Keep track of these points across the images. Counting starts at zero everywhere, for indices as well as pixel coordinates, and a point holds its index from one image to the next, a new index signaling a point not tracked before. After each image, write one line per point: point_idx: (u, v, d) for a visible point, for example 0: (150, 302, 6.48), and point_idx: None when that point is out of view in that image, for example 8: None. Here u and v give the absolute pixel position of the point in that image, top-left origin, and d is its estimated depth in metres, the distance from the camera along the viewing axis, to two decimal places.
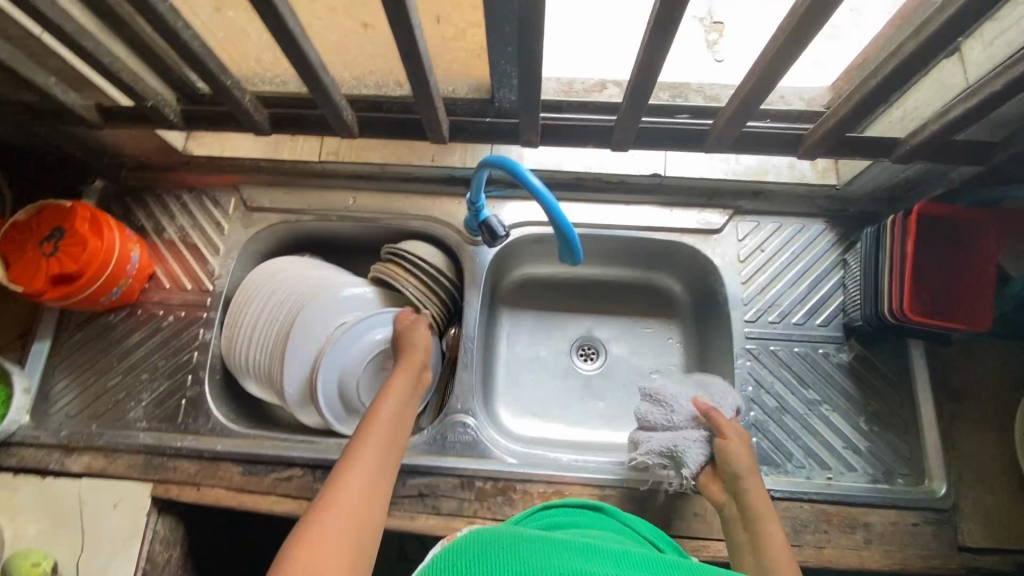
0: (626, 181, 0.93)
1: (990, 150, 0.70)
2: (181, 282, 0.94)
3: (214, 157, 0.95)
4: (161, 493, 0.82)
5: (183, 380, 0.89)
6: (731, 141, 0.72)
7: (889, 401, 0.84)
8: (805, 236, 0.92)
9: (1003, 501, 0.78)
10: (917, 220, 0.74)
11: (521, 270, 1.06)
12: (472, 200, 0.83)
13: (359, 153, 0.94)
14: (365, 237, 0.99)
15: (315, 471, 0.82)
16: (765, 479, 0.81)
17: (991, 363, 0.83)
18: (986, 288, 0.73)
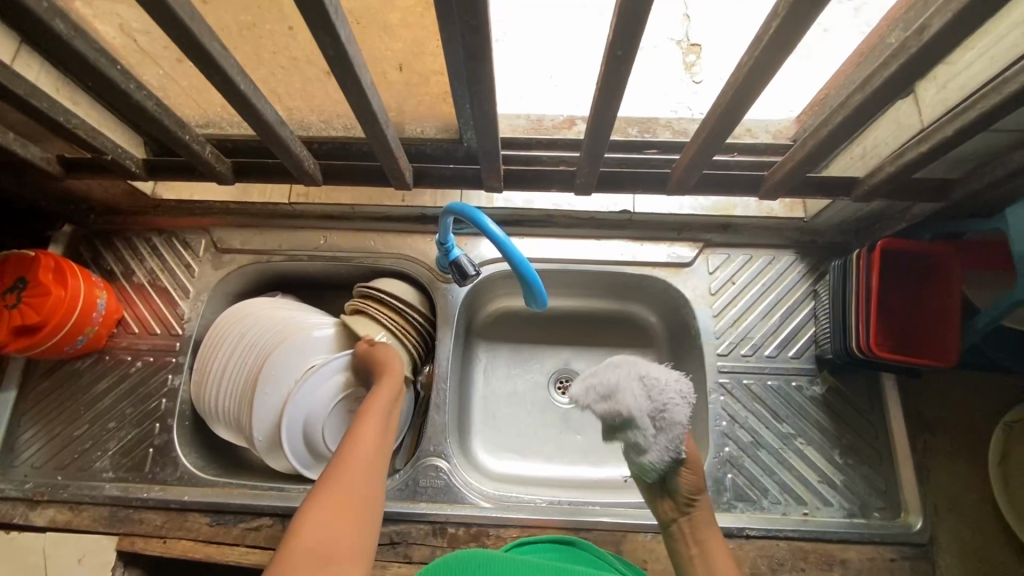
0: (595, 218, 0.94)
1: (948, 186, 0.71)
2: (150, 326, 0.93)
3: (184, 200, 0.96)
4: (127, 547, 0.80)
5: (151, 427, 0.87)
6: (692, 183, 0.72)
7: (863, 433, 0.84)
8: (775, 268, 0.93)
9: (979, 532, 0.78)
10: (879, 255, 0.74)
11: (496, 303, 1.06)
12: (440, 241, 0.83)
13: (327, 195, 0.93)
14: (338, 276, 0.99)
15: (285, 519, 0.80)
16: (741, 516, 0.80)
17: (961, 392, 0.83)
18: (950, 323, 0.72)
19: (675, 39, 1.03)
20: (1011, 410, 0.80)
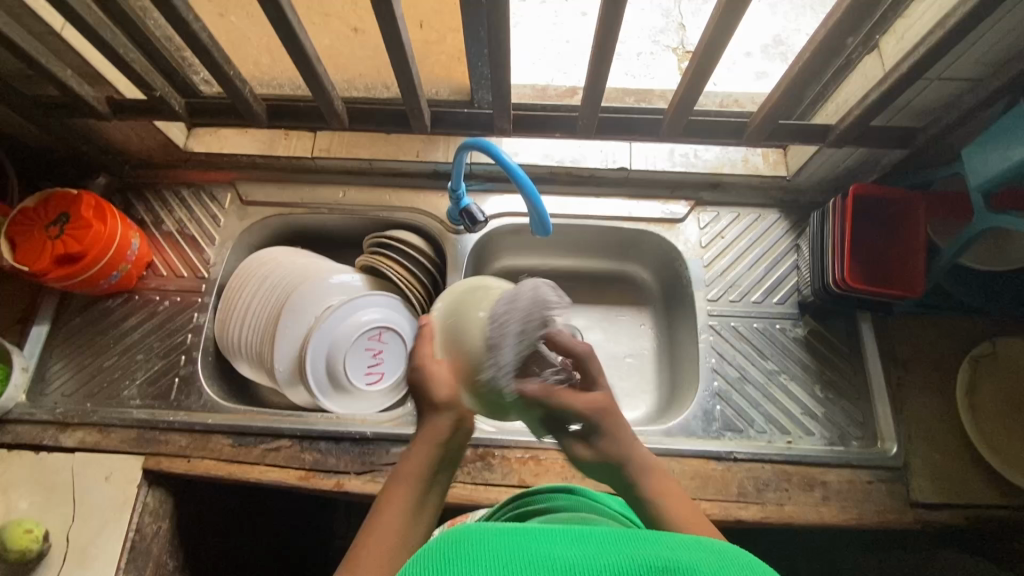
0: (595, 175, 1.01)
1: (912, 134, 0.79)
2: (177, 270, 1.00)
3: (213, 154, 1.02)
4: (152, 465, 0.85)
5: (176, 359, 0.93)
6: (682, 128, 0.80)
7: (842, 370, 0.90)
8: (762, 224, 1.00)
9: (950, 458, 0.84)
10: (853, 199, 0.82)
11: (502, 262, 1.11)
12: (452, 187, 0.89)
13: (348, 149, 1.01)
14: (353, 230, 1.06)
15: (303, 441, 0.86)
16: (729, 443, 0.86)
17: (932, 333, 0.90)
18: (913, 261, 0.80)
19: (672, 47, 1.10)
20: (977, 346, 0.87)
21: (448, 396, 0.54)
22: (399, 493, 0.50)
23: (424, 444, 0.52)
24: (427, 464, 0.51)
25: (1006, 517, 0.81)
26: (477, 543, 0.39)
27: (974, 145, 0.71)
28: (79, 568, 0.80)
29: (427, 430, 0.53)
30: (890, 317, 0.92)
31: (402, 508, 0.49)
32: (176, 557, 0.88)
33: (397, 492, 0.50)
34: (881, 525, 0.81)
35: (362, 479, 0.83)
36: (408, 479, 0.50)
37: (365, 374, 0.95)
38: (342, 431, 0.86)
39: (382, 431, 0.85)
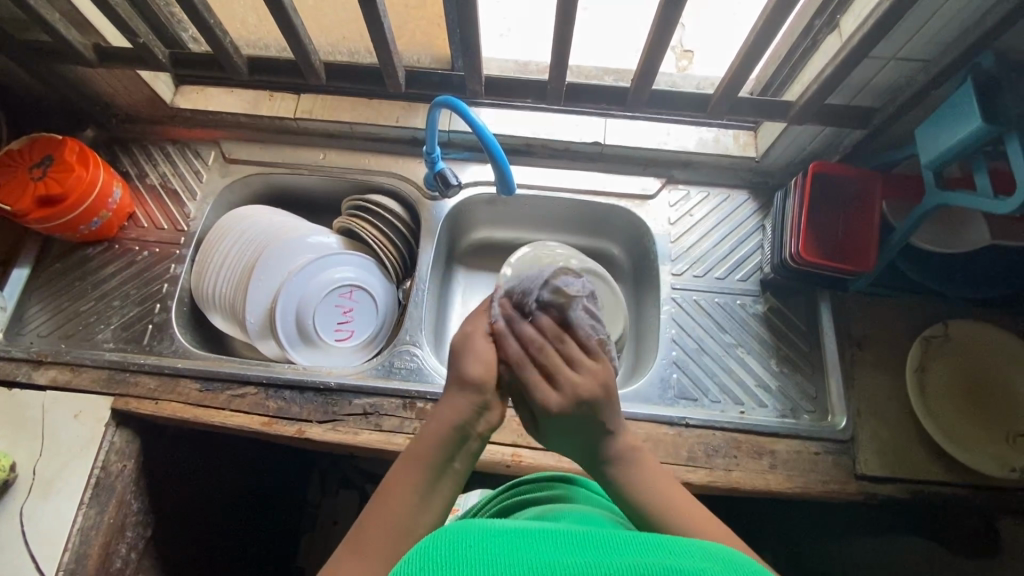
0: (570, 148, 1.04)
1: (871, 113, 0.81)
2: (157, 222, 1.02)
3: (199, 111, 1.05)
4: (121, 405, 0.87)
5: (151, 307, 0.96)
6: (647, 98, 0.83)
7: (798, 347, 0.93)
8: (730, 204, 1.02)
9: (898, 435, 0.86)
10: (811, 177, 0.85)
11: (478, 233, 1.13)
12: (426, 150, 0.92)
13: (329, 112, 1.03)
14: (333, 192, 1.08)
15: (268, 389, 0.88)
16: (683, 410, 0.88)
17: (888, 314, 0.93)
18: (867, 238, 0.83)
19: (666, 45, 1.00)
20: (929, 328, 0.89)
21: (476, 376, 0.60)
22: (415, 464, 0.56)
23: (442, 422, 0.58)
24: (445, 440, 0.57)
25: (950, 493, 0.83)
26: (481, 546, 0.42)
27: (928, 122, 0.74)
28: (43, 500, 0.82)
29: (449, 408, 0.59)
30: (847, 297, 0.94)
31: (424, 464, 0.56)
32: (139, 498, 0.90)
33: (412, 462, 0.56)
34: (825, 495, 0.83)
35: (323, 428, 0.85)
36: (426, 456, 0.56)
37: (335, 330, 0.97)
38: (307, 380, 0.88)
39: (346, 382, 0.88)
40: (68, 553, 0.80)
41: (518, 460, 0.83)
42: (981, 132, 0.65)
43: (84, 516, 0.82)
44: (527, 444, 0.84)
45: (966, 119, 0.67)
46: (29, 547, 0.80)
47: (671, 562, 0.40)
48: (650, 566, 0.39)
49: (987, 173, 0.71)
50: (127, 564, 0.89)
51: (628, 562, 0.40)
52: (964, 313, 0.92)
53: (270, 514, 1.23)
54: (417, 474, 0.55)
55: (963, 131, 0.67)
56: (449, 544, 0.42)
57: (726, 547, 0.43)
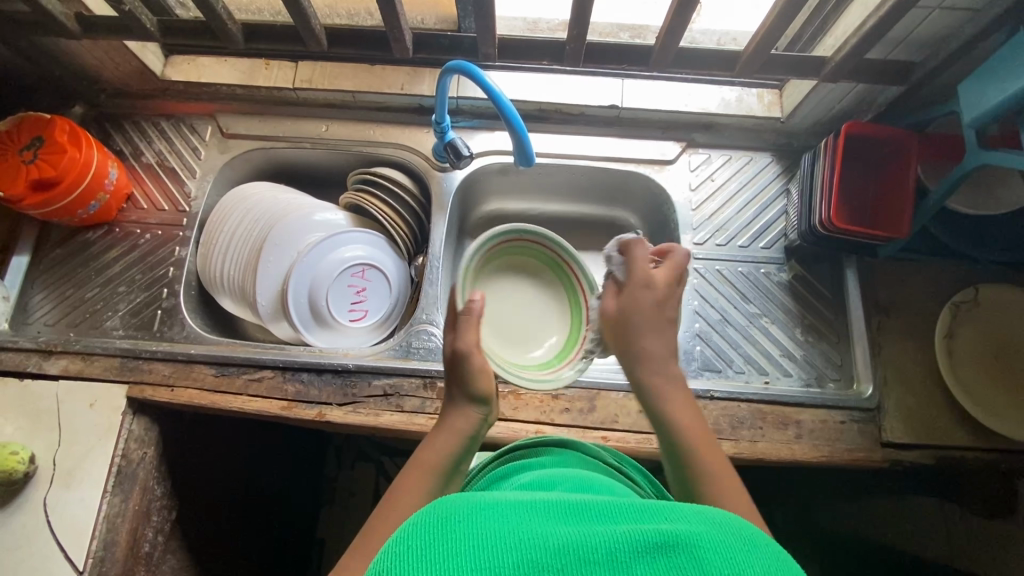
0: (585, 112, 0.99)
1: (910, 68, 0.76)
2: (158, 203, 0.98)
3: (192, 83, 0.99)
4: (136, 394, 0.86)
5: (159, 292, 0.93)
6: (672, 58, 0.78)
7: (823, 315, 0.91)
8: (753, 168, 0.99)
9: (924, 402, 0.85)
10: (844, 138, 0.81)
11: (490, 204, 1.10)
12: (436, 119, 0.87)
13: (330, 80, 0.98)
14: (338, 167, 1.04)
15: (284, 372, 0.86)
16: (707, 382, 0.87)
17: (917, 279, 0.90)
18: (901, 203, 0.80)
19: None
20: (960, 292, 0.87)
21: (485, 393, 0.64)
22: (418, 475, 0.58)
23: (463, 417, 0.63)
24: (450, 452, 0.60)
25: (974, 458, 0.83)
26: (471, 518, 0.40)
27: (972, 77, 0.70)
28: (65, 490, 0.82)
29: (454, 421, 0.63)
30: (874, 263, 0.91)
31: (432, 471, 0.58)
32: (162, 484, 0.90)
33: (421, 470, 0.58)
34: (850, 463, 0.82)
35: (343, 410, 0.84)
36: (430, 468, 0.59)
37: (349, 311, 0.94)
38: (324, 363, 0.86)
39: (363, 363, 0.86)
40: (96, 541, 0.80)
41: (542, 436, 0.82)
42: None
43: (109, 504, 0.82)
44: (550, 420, 0.84)
45: (1016, 75, 0.63)
46: (57, 538, 0.80)
47: (668, 529, 0.39)
48: (647, 534, 0.39)
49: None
50: (156, 547, 0.90)
51: (625, 531, 0.39)
52: (993, 276, 0.90)
53: (292, 491, 1.25)
54: (425, 487, 0.57)
55: (1013, 87, 0.63)
56: (440, 516, 0.41)
57: (717, 509, 0.42)
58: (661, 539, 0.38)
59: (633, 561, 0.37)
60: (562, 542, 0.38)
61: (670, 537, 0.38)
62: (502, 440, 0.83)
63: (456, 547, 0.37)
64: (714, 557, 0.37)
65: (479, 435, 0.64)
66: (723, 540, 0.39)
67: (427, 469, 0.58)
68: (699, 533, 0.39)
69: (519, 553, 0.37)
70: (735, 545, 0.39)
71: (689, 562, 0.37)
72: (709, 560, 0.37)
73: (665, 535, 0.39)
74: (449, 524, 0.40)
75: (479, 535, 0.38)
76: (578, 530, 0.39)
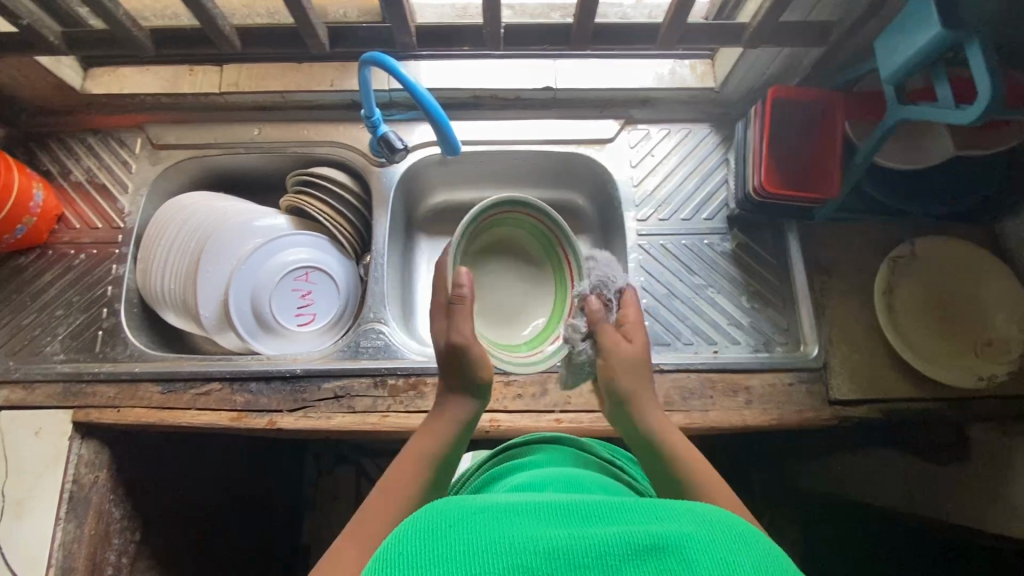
0: (520, 96, 0.97)
1: (829, 28, 0.76)
2: (90, 221, 0.96)
3: (114, 96, 0.96)
4: (82, 418, 0.84)
5: (98, 312, 0.91)
6: (591, 34, 0.77)
7: (768, 281, 0.92)
8: (692, 140, 0.98)
9: (868, 357, 0.87)
10: (771, 103, 0.81)
11: (435, 197, 1.09)
12: (365, 113, 0.86)
13: (258, 82, 0.95)
14: (276, 170, 1.02)
15: (232, 383, 0.85)
16: (657, 356, 0.88)
17: (857, 237, 0.91)
18: (832, 163, 0.80)
19: None
20: (897, 248, 0.88)
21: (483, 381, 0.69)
22: (415, 460, 0.62)
23: (462, 403, 0.68)
24: (450, 437, 0.65)
25: (919, 408, 0.85)
26: (462, 525, 0.40)
27: (886, 33, 0.70)
28: (16, 521, 0.80)
29: (453, 407, 0.68)
30: (814, 225, 0.92)
31: (431, 456, 0.63)
32: (121, 505, 0.89)
33: (414, 457, 0.62)
34: (800, 424, 0.84)
35: (294, 416, 0.83)
36: (426, 453, 0.63)
37: (296, 315, 0.93)
38: (272, 370, 0.85)
39: (312, 367, 0.85)
40: (52, 569, 0.79)
41: (496, 425, 0.83)
42: (942, 38, 0.62)
43: (63, 531, 0.81)
44: (504, 408, 0.84)
45: (925, 27, 0.64)
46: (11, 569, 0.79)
47: (658, 530, 0.39)
48: (637, 536, 0.39)
49: (947, 81, 0.67)
50: (120, 569, 0.89)
51: (617, 532, 0.39)
52: (929, 228, 0.91)
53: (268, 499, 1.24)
54: (423, 471, 0.61)
55: (924, 38, 0.64)
56: (434, 523, 0.41)
57: (711, 507, 0.43)
58: (651, 541, 0.38)
59: (621, 563, 0.37)
60: (555, 545, 0.38)
61: (661, 541, 0.38)
62: None
63: (447, 554, 0.38)
64: (705, 560, 0.37)
65: (474, 420, 0.69)
66: (714, 539, 0.39)
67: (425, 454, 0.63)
68: (688, 534, 0.39)
69: (511, 558, 0.37)
70: (728, 546, 0.39)
71: (679, 564, 0.37)
72: (699, 561, 0.37)
73: (655, 536, 0.39)
74: (440, 532, 0.40)
75: (469, 542, 0.39)
76: (569, 532, 0.40)
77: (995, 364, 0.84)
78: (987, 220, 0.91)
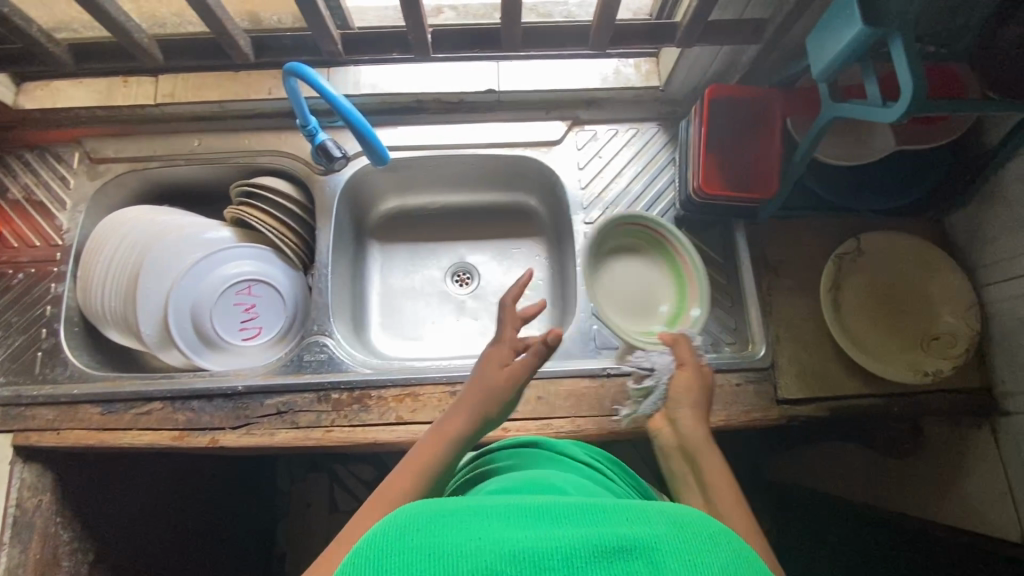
0: (464, 100, 0.96)
1: (762, 25, 0.75)
2: (28, 239, 0.94)
3: (48, 110, 0.94)
4: (22, 442, 0.83)
5: (37, 333, 0.89)
6: (522, 37, 0.76)
7: (716, 281, 0.91)
8: (640, 139, 0.97)
9: (816, 355, 0.86)
10: (709, 103, 0.80)
11: (388, 203, 1.09)
12: (300, 123, 0.84)
13: (194, 93, 0.93)
14: (220, 181, 1.00)
15: (174, 402, 0.84)
16: (605, 360, 0.87)
17: (805, 234, 0.91)
18: (772, 162, 0.79)
19: None
20: (842, 245, 0.88)
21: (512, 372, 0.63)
22: (434, 445, 0.59)
23: (497, 386, 0.63)
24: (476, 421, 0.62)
25: (868, 405, 0.85)
26: (428, 527, 0.39)
27: (816, 28, 0.68)
28: None
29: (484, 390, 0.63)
30: (763, 223, 0.91)
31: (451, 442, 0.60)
32: (69, 527, 0.88)
33: (434, 443, 0.60)
34: (748, 424, 0.83)
35: (237, 434, 0.82)
36: (446, 442, 0.60)
37: (241, 330, 0.92)
38: (214, 387, 0.84)
39: (254, 384, 0.84)
40: None
41: None
42: (865, 36, 0.61)
43: (7, 556, 0.80)
44: None
45: (848, 24, 0.63)
46: None
47: (626, 533, 0.39)
48: (605, 539, 0.38)
49: (875, 79, 0.67)
50: None
51: (583, 536, 0.39)
52: (877, 223, 0.91)
53: None
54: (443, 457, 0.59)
55: (848, 36, 0.63)
56: (402, 525, 0.39)
57: (680, 507, 0.42)
58: (618, 544, 0.38)
59: (587, 566, 0.37)
60: (522, 547, 0.38)
61: (627, 542, 0.38)
62: (403, 444, 0.82)
63: (415, 558, 0.37)
64: (671, 560, 0.37)
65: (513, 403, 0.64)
66: (681, 538, 0.39)
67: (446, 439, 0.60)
68: (656, 536, 0.39)
69: (477, 561, 0.37)
70: (696, 544, 0.38)
71: (645, 566, 0.37)
72: (666, 563, 0.37)
73: (622, 539, 0.38)
74: (403, 537, 0.38)
75: (436, 542, 0.38)
76: (534, 535, 0.39)
77: (942, 358, 0.84)
78: (934, 213, 0.90)
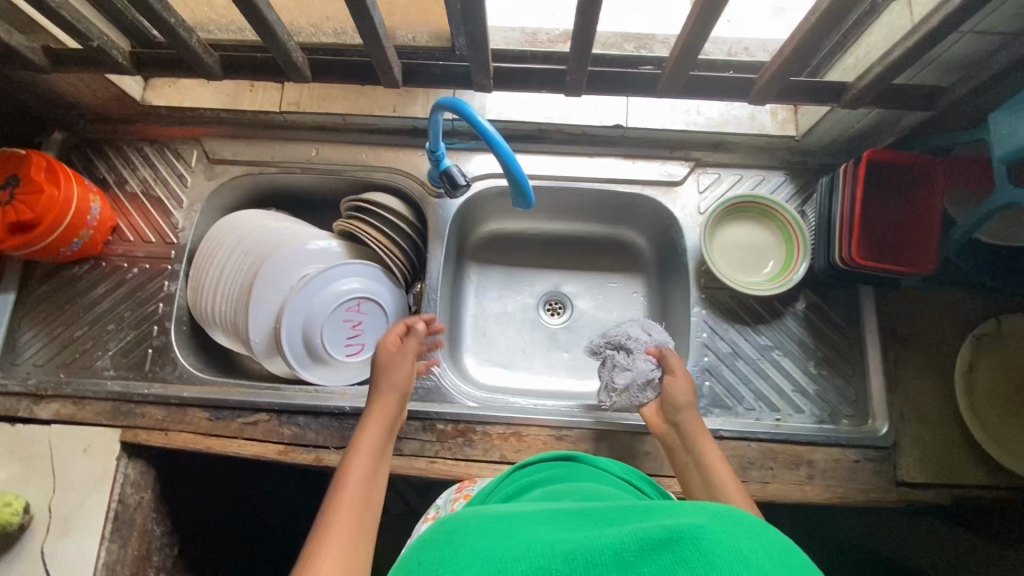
0: (588, 133, 0.93)
1: (938, 93, 0.71)
2: (145, 234, 0.95)
3: (174, 108, 0.95)
4: (130, 438, 0.84)
5: (149, 330, 0.90)
6: (682, 85, 0.72)
7: (840, 347, 0.87)
8: (766, 188, 0.93)
9: (940, 438, 0.82)
10: (865, 166, 0.75)
11: (489, 225, 1.08)
12: (428, 147, 0.82)
13: (319, 103, 0.93)
14: (331, 191, 1.00)
15: (280, 416, 0.84)
16: (716, 419, 0.84)
17: (938, 307, 0.86)
18: (930, 234, 0.75)
19: None
20: (982, 324, 0.83)
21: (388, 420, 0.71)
22: (344, 517, 0.57)
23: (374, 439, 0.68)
24: (367, 477, 0.63)
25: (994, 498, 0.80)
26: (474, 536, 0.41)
27: (1005, 107, 0.64)
28: (62, 538, 0.80)
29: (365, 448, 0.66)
30: (893, 291, 0.87)
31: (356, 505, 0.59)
32: (162, 523, 0.89)
33: (344, 509, 0.58)
34: (864, 504, 0.80)
35: (341, 454, 0.82)
36: (355, 504, 0.59)
37: (346, 346, 0.91)
38: (321, 405, 0.84)
39: (361, 406, 0.83)
40: None
41: None
42: None
43: (107, 551, 0.80)
44: None
45: None
46: None
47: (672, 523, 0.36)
48: (647, 531, 0.36)
49: None
50: None
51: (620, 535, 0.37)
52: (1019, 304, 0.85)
53: None
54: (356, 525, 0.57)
55: None
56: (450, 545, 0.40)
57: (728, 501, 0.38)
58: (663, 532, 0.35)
59: (635, 561, 0.35)
60: (561, 551, 0.37)
61: (668, 532, 0.35)
62: None
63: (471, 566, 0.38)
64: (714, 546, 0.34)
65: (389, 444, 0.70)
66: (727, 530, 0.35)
67: (349, 507, 0.59)
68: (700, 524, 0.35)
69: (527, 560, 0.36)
70: (733, 531, 0.35)
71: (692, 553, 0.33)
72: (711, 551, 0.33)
73: (670, 529, 0.35)
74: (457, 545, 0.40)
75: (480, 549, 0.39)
76: (585, 535, 0.38)
77: None
78: None
